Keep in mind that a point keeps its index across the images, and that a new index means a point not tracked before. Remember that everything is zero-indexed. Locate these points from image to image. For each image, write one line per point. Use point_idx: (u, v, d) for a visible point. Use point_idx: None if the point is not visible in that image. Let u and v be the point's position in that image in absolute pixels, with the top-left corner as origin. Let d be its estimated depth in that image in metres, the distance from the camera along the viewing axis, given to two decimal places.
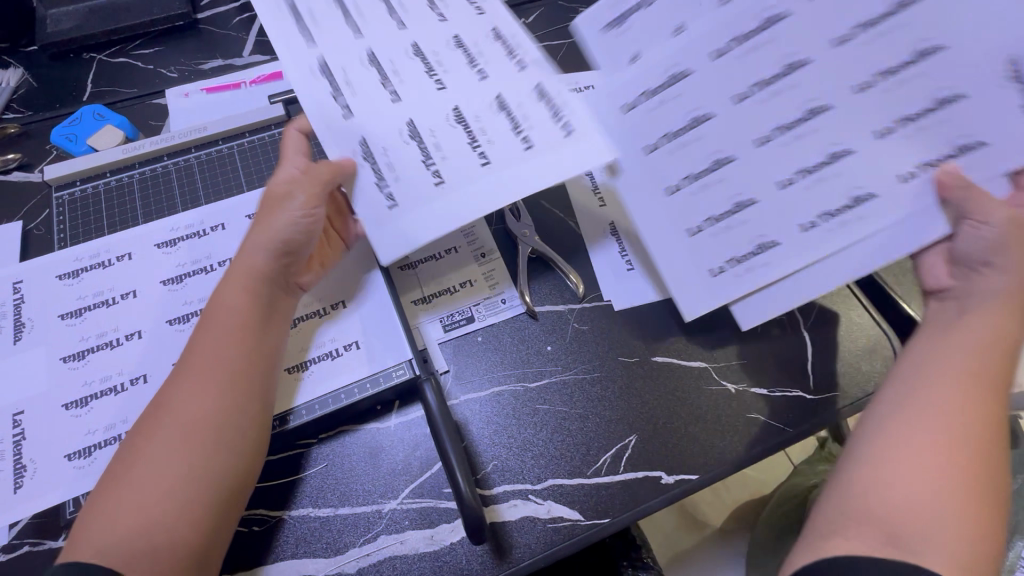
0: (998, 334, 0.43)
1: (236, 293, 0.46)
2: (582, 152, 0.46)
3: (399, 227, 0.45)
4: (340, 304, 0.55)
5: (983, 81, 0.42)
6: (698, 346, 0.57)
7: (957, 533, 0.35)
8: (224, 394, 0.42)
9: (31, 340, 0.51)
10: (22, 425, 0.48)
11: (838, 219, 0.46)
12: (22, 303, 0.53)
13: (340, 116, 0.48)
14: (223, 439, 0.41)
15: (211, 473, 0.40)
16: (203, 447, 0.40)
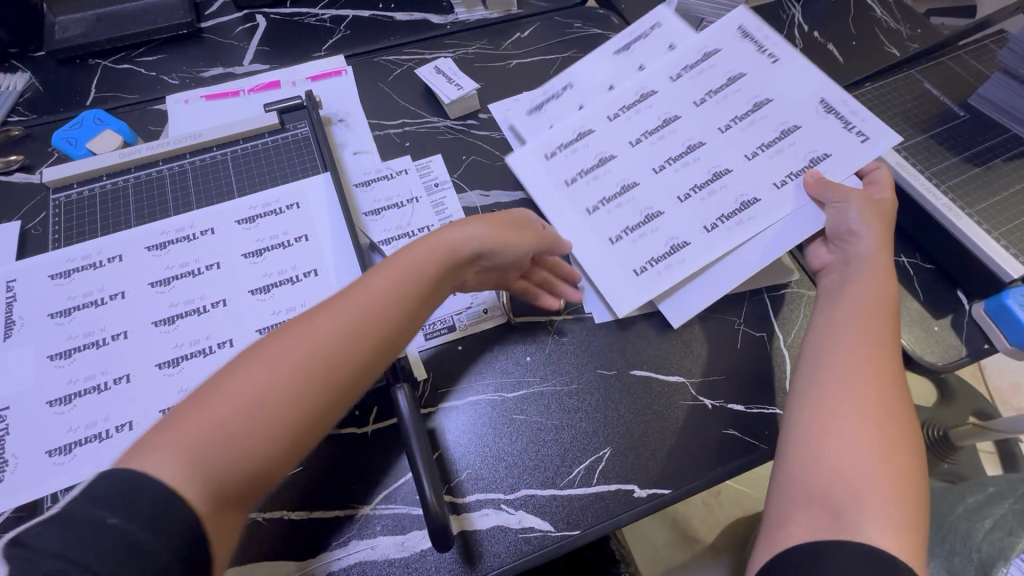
0: (875, 302, 0.51)
1: (394, 267, 0.49)
2: (648, 248, 0.61)
3: (620, 286, 0.59)
4: None
5: (841, 145, 0.62)
6: (676, 361, 0.58)
7: (888, 501, 0.41)
8: (343, 351, 0.43)
9: (20, 337, 0.53)
10: (6, 420, 0.49)
11: (735, 220, 0.61)
12: (14, 301, 0.54)
13: (567, 184, 0.65)
14: (312, 400, 0.41)
15: (285, 426, 0.40)
16: (309, 378, 0.42)
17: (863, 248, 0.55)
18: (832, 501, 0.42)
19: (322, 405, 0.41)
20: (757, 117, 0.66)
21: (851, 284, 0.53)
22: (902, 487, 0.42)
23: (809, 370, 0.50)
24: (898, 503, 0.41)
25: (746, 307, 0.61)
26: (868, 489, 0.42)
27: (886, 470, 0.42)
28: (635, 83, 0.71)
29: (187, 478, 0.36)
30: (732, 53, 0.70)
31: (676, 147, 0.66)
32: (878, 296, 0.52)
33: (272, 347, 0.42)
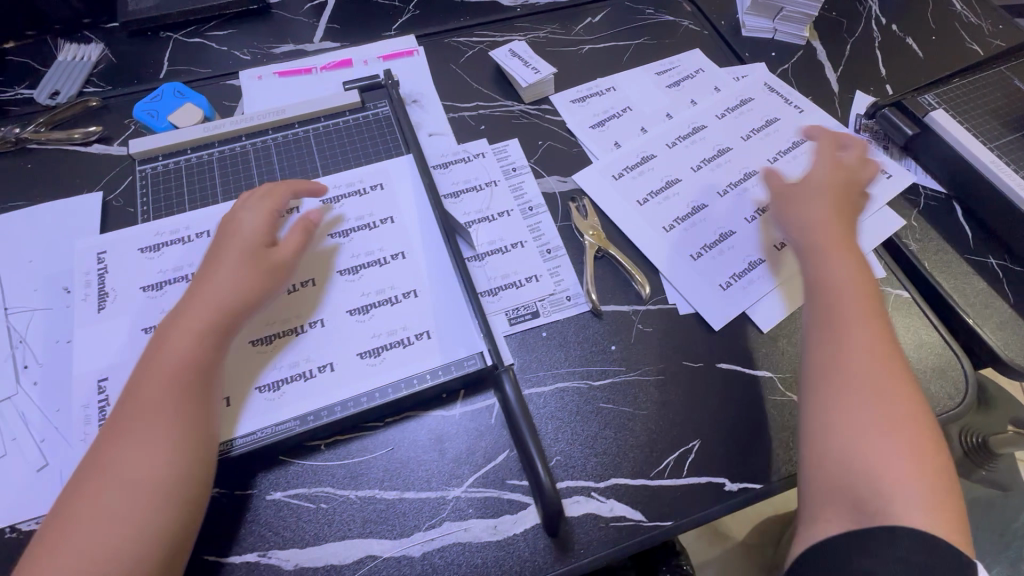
0: (823, 283, 0.52)
1: (185, 329, 0.46)
2: (726, 267, 0.61)
3: (710, 298, 0.59)
4: (413, 293, 0.55)
5: (879, 182, 0.67)
6: (764, 355, 0.57)
7: (911, 484, 0.42)
8: (136, 446, 0.41)
9: (114, 308, 0.53)
10: (105, 391, 0.49)
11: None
12: (106, 273, 0.55)
13: (641, 203, 0.65)
14: (142, 491, 0.40)
15: (142, 526, 0.39)
16: (142, 507, 0.40)
17: (802, 228, 0.56)
18: (856, 494, 0.43)
19: (157, 499, 0.40)
20: (799, 152, 0.70)
21: (814, 262, 0.53)
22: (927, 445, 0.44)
23: (808, 344, 0.50)
24: (928, 480, 0.42)
25: None
26: (898, 478, 0.42)
27: (909, 447, 0.43)
28: (687, 115, 0.73)
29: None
30: (766, 100, 0.74)
31: (735, 174, 0.68)
32: (865, 273, 0.52)
33: (126, 437, 0.42)
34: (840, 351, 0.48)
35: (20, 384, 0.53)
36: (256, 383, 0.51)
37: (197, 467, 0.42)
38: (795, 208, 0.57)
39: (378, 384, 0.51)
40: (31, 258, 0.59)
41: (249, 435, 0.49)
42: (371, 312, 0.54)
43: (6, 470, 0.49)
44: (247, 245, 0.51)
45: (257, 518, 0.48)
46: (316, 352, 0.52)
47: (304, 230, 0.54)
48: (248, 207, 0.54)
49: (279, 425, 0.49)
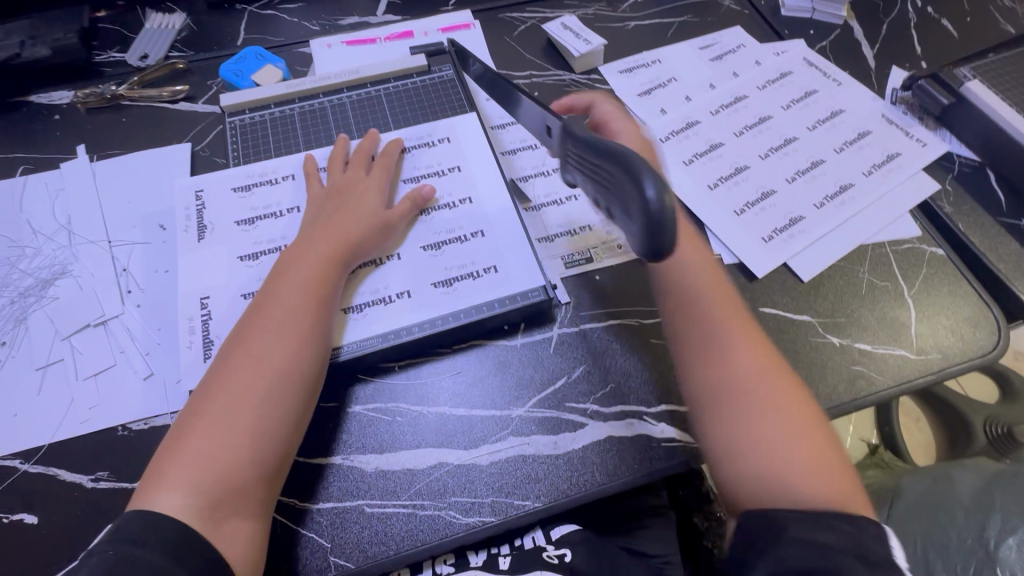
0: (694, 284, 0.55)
1: (314, 258, 0.54)
2: (766, 223, 0.65)
3: (752, 250, 0.63)
4: (480, 233, 0.60)
5: (913, 151, 0.71)
6: (804, 302, 0.61)
7: (805, 463, 0.47)
8: (269, 347, 0.49)
9: (212, 239, 0.59)
10: (208, 307, 0.55)
11: (838, 200, 0.67)
12: (204, 208, 0.60)
13: (687, 163, 0.69)
14: (270, 385, 0.47)
15: (270, 417, 0.47)
16: (269, 389, 0.47)
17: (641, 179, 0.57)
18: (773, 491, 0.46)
19: (282, 388, 0.48)
20: (837, 121, 0.73)
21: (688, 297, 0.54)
22: (825, 450, 0.48)
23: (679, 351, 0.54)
24: (823, 469, 0.47)
25: (869, 258, 0.64)
26: (803, 468, 0.47)
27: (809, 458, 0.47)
28: (729, 86, 0.77)
29: (181, 502, 0.42)
30: (805, 74, 0.78)
31: (776, 139, 0.72)
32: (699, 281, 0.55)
33: (257, 339, 0.49)
34: (718, 411, 0.50)
35: (125, 306, 0.59)
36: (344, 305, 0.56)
37: (315, 377, 0.50)
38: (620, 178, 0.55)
39: (449, 311, 0.56)
40: (130, 199, 0.66)
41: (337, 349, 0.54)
42: (443, 249, 0.59)
43: (117, 378, 0.55)
44: (365, 203, 0.58)
45: (342, 425, 0.53)
46: (392, 281, 0.58)
47: (413, 201, 0.60)
48: (363, 174, 0.61)
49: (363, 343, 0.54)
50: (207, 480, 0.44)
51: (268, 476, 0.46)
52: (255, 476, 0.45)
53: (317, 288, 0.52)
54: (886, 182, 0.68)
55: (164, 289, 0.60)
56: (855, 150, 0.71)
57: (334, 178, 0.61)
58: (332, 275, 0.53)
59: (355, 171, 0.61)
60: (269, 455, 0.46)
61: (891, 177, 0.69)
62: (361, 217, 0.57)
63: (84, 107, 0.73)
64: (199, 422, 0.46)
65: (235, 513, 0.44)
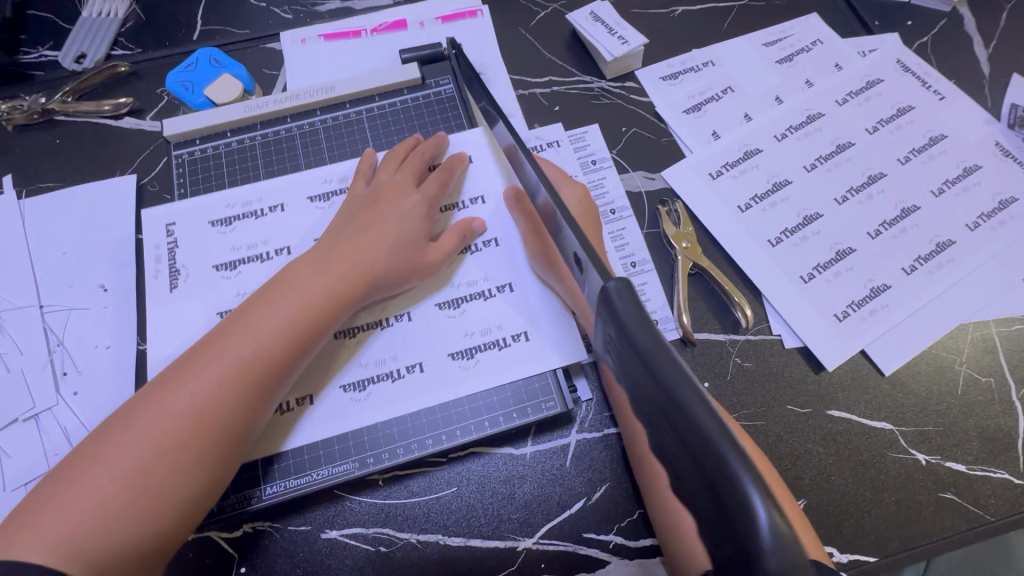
0: None
1: (307, 285, 0.44)
2: (841, 294, 0.52)
3: (821, 331, 0.51)
4: (507, 288, 0.49)
5: None
6: (884, 403, 0.49)
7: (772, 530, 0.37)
8: (221, 393, 0.40)
9: (186, 290, 0.48)
10: None
11: (935, 264, 0.53)
12: (177, 248, 0.49)
13: (742, 210, 0.56)
14: (207, 438, 0.39)
15: (199, 477, 0.38)
16: (190, 442, 0.38)
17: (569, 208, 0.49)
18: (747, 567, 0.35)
19: (204, 446, 0.39)
20: (936, 152, 0.58)
21: None
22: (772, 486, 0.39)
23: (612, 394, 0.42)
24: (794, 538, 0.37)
25: (968, 345, 0.51)
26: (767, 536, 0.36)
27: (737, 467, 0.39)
28: (800, 100, 0.61)
29: (57, 560, 0.34)
30: (899, 83, 0.61)
31: (856, 177, 0.57)
32: None
33: (204, 377, 0.40)
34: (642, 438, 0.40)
35: (59, 394, 0.49)
36: (342, 381, 0.46)
37: (248, 431, 0.41)
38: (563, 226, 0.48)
39: (467, 392, 0.46)
40: (65, 249, 0.55)
41: (305, 480, 0.45)
42: (463, 308, 0.49)
43: None
44: (402, 224, 0.48)
45: (315, 557, 0.45)
46: (379, 375, 0.47)
47: (461, 234, 0.49)
48: (410, 181, 0.50)
49: (339, 466, 0.45)
50: (84, 540, 0.35)
51: (177, 538, 0.38)
52: (159, 542, 0.37)
53: (296, 329, 0.42)
54: (997, 240, 0.54)
55: (107, 370, 0.50)
56: (957, 194, 0.56)
57: (378, 179, 0.50)
58: (325, 316, 0.43)
59: (404, 175, 0.50)
60: (187, 518, 0.38)
61: (1005, 233, 0.54)
62: (391, 248, 0.46)
63: (11, 126, 0.60)
64: (98, 464, 0.37)
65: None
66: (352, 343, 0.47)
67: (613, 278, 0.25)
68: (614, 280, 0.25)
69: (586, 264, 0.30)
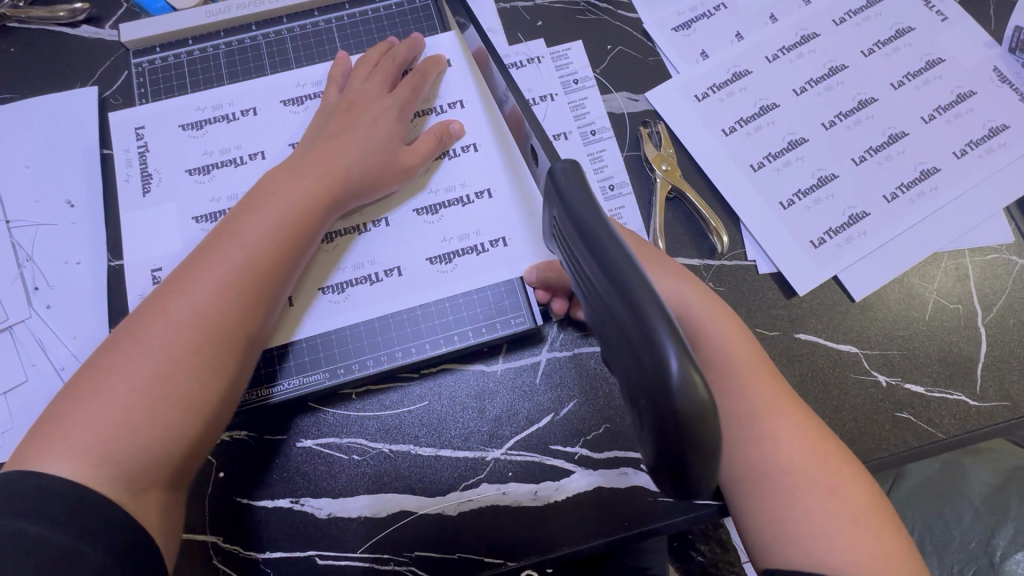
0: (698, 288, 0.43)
1: (289, 192, 0.43)
2: (819, 222, 0.52)
3: (797, 258, 0.51)
4: (486, 194, 0.49)
5: None
6: (853, 328, 0.50)
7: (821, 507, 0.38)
8: (219, 302, 0.40)
9: (160, 192, 0.47)
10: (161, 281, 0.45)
11: (916, 191, 0.52)
12: (146, 151, 0.48)
13: (724, 133, 0.54)
14: (212, 345, 0.39)
15: (209, 383, 0.39)
16: (198, 350, 0.39)
17: None
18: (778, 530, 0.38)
19: (211, 354, 0.39)
20: (931, 76, 0.56)
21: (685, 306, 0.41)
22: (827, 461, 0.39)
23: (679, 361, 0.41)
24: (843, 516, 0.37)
25: (941, 273, 0.51)
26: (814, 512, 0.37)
27: (806, 443, 0.39)
28: (796, 18, 0.58)
29: (89, 470, 0.36)
30: (901, 2, 0.58)
31: (846, 102, 0.55)
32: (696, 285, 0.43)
33: (197, 288, 0.40)
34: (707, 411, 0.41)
35: (32, 308, 0.49)
36: (320, 283, 0.47)
37: (251, 338, 0.41)
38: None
39: (445, 296, 0.47)
40: (29, 163, 0.53)
41: (280, 390, 0.46)
42: (440, 214, 0.49)
43: (31, 397, 0.47)
44: (379, 132, 0.47)
45: (290, 464, 0.46)
46: (348, 292, 0.47)
47: (437, 137, 0.49)
48: (381, 89, 0.49)
49: (316, 375, 0.46)
50: (110, 451, 0.36)
51: (201, 444, 0.40)
52: (183, 447, 0.38)
53: (285, 235, 0.42)
54: (982, 169, 0.53)
55: (79, 284, 0.50)
56: (947, 121, 0.54)
57: (349, 89, 0.49)
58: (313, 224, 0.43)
59: (375, 83, 0.49)
60: (205, 423, 0.39)
61: (991, 161, 0.53)
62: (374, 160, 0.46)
63: None
64: (110, 379, 0.38)
65: (157, 483, 0.38)
66: (326, 247, 0.48)
67: (561, 159, 0.27)
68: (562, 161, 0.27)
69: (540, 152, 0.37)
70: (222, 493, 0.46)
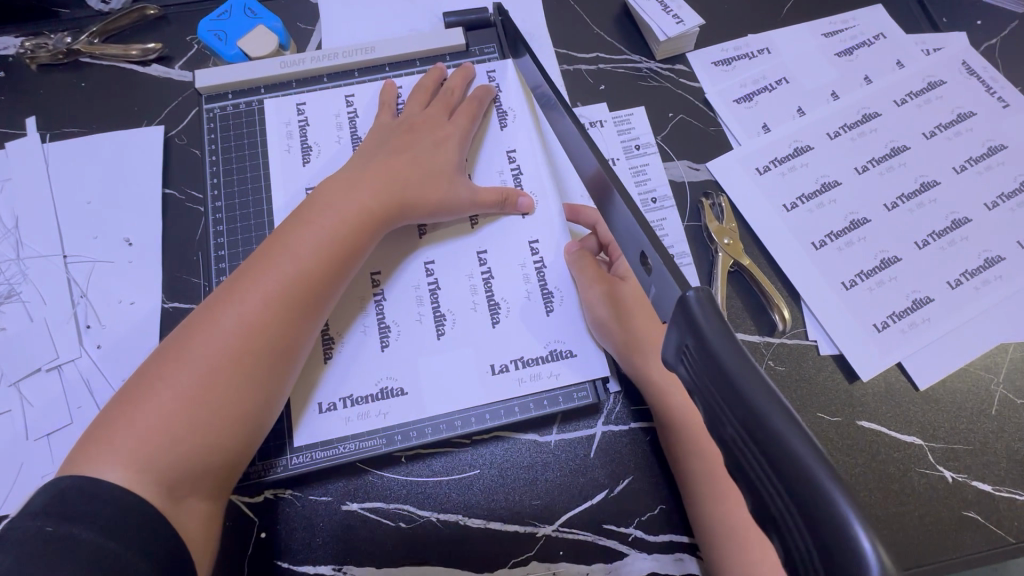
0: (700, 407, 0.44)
1: (344, 204, 0.45)
2: (881, 304, 0.51)
3: (861, 341, 0.50)
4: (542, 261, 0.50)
5: None
6: (918, 418, 0.48)
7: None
8: (265, 314, 0.42)
9: None
10: None
11: (980, 280, 0.51)
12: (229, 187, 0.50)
13: (786, 209, 0.54)
14: (254, 358, 0.41)
15: (251, 399, 0.41)
16: (247, 364, 0.41)
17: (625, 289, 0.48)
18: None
19: (253, 368, 0.41)
20: (994, 162, 0.56)
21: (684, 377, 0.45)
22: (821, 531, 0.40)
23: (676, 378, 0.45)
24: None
25: (1007, 365, 0.50)
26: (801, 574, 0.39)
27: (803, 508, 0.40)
28: (858, 96, 0.58)
29: (142, 479, 0.36)
30: (962, 87, 0.59)
31: (909, 183, 0.55)
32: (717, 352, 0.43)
33: (241, 300, 0.42)
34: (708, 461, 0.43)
35: (83, 347, 0.49)
36: (401, 334, 0.48)
37: (291, 351, 0.43)
38: (635, 359, 0.46)
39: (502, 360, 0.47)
40: (91, 199, 0.53)
41: (351, 446, 0.45)
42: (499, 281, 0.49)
43: (74, 440, 0.46)
44: (429, 158, 0.49)
45: (334, 528, 0.45)
46: (390, 299, 0.48)
47: (502, 198, 0.49)
48: (444, 120, 0.51)
49: (351, 380, 0.47)
50: (166, 460, 0.37)
51: (236, 457, 0.41)
52: (221, 460, 0.40)
53: (330, 250, 0.44)
54: None
55: (132, 324, 0.49)
56: (1010, 209, 0.54)
57: (409, 112, 0.51)
58: (354, 237, 0.45)
59: (438, 109, 0.51)
60: (244, 438, 0.41)
61: None
62: (426, 185, 0.48)
63: (34, 65, 0.58)
64: (156, 389, 0.39)
65: (194, 492, 0.39)
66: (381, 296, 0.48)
67: (696, 291, 0.26)
68: (694, 289, 0.26)
69: (650, 257, 0.32)
70: (263, 556, 0.44)
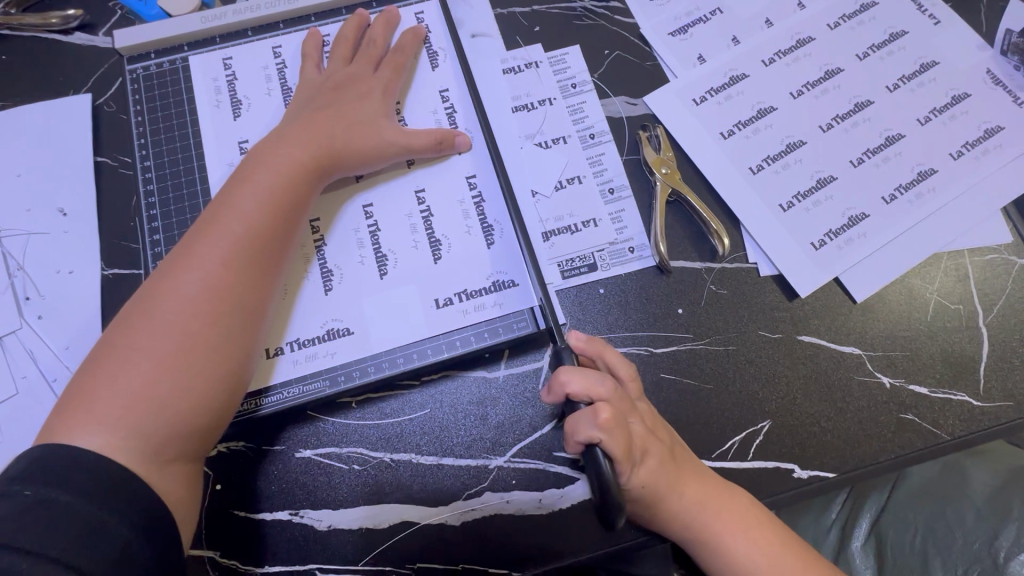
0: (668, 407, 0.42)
1: (281, 159, 0.45)
2: (818, 224, 0.52)
3: (800, 260, 0.51)
4: (479, 199, 0.50)
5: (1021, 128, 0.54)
6: (857, 330, 0.50)
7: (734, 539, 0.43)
8: (225, 275, 0.41)
9: None
10: None
11: (914, 193, 0.52)
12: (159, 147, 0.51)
13: (722, 136, 0.54)
14: (222, 319, 0.41)
15: (224, 359, 0.40)
16: (215, 326, 0.40)
17: None
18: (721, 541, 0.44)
19: (222, 329, 0.40)
20: (926, 79, 0.56)
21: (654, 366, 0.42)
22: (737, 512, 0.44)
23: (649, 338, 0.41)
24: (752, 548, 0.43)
25: (941, 274, 0.51)
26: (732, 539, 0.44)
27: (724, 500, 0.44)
28: (791, 23, 0.58)
29: (124, 444, 0.37)
30: (894, 7, 0.59)
31: (844, 105, 0.55)
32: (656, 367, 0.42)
33: (199, 264, 0.41)
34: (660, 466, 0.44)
35: (24, 319, 0.48)
36: (341, 278, 0.48)
37: (257, 309, 0.42)
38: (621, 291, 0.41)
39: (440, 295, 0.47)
40: (21, 171, 0.52)
41: (302, 391, 0.46)
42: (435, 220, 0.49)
43: (22, 410, 0.46)
44: (359, 106, 0.48)
45: (289, 474, 0.45)
46: (330, 245, 0.48)
47: (440, 141, 0.49)
48: (370, 70, 0.50)
49: (297, 325, 0.47)
50: (148, 424, 0.38)
51: (218, 417, 0.41)
52: (204, 422, 0.40)
53: (276, 205, 0.44)
54: (977, 170, 0.53)
55: (71, 294, 0.49)
56: (942, 122, 0.55)
57: (334, 63, 0.51)
58: (298, 191, 0.45)
59: (364, 59, 0.51)
60: (223, 399, 0.41)
61: (987, 162, 0.53)
62: (362, 132, 0.47)
63: None
64: (125, 360, 0.39)
65: (182, 455, 0.39)
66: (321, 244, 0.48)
67: None
68: None
69: None
70: (219, 507, 0.45)
